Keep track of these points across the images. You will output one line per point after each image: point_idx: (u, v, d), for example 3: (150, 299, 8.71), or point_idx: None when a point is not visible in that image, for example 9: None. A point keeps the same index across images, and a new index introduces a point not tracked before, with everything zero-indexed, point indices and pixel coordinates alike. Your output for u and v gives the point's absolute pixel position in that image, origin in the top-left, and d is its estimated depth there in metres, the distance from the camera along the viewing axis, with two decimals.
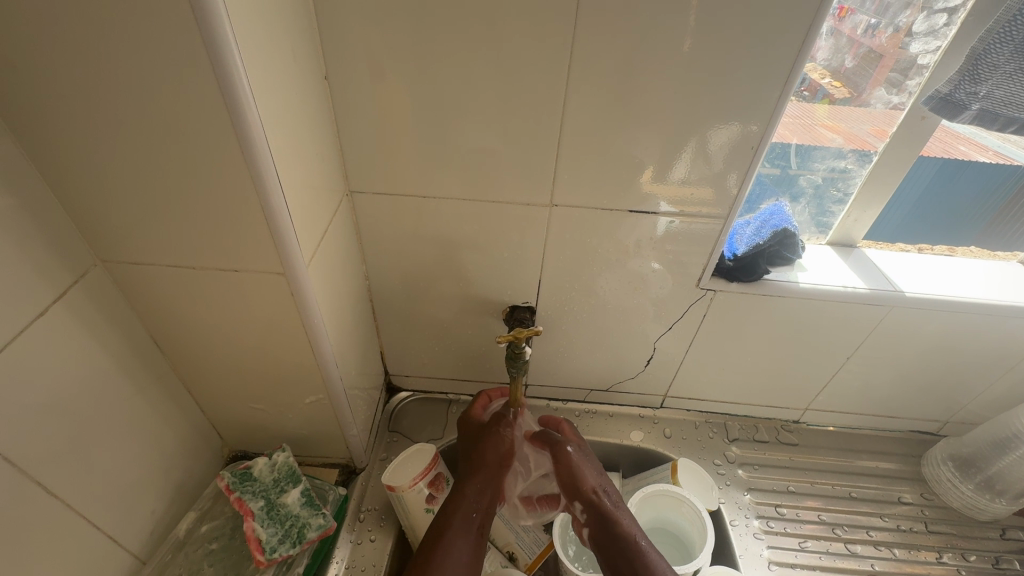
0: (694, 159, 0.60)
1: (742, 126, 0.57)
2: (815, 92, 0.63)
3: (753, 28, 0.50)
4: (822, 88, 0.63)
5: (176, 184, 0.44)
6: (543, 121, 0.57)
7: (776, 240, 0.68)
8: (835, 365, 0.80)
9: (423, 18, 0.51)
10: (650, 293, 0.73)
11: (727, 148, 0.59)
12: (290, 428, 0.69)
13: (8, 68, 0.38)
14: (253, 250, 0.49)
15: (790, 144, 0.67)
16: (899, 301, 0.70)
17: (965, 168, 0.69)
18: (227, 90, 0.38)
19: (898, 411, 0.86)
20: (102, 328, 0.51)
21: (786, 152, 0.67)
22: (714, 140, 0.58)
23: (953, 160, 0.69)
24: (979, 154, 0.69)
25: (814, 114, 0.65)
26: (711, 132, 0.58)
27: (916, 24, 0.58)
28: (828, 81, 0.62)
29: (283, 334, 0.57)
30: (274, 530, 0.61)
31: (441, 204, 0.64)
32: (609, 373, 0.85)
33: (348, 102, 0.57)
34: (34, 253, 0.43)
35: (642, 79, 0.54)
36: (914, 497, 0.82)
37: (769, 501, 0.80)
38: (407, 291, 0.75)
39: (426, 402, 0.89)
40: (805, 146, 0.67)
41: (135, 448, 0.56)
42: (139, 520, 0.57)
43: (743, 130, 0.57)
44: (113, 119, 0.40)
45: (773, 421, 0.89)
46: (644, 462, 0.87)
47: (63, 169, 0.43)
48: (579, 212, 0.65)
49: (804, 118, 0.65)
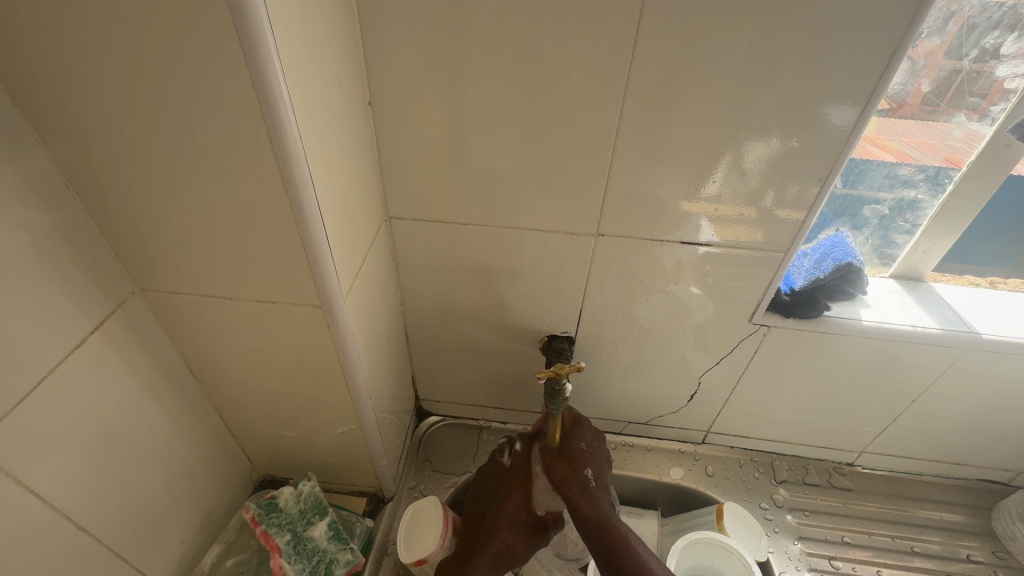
0: (728, 173, 0.55)
1: (782, 141, 0.52)
2: None
3: (826, 54, 0.47)
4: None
5: (217, 216, 0.43)
6: (594, 147, 0.54)
7: (838, 274, 0.64)
8: (897, 407, 0.74)
9: (471, 44, 0.49)
10: (691, 319, 0.69)
11: (764, 163, 0.54)
12: (320, 456, 0.68)
13: (54, 101, 0.37)
14: (292, 282, 0.47)
15: None
16: (974, 344, 0.64)
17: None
18: (272, 123, 0.37)
19: (965, 458, 0.79)
20: (137, 357, 0.50)
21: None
22: (748, 157, 0.54)
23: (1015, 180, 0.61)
24: None
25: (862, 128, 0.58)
26: (745, 147, 0.53)
27: (1004, 46, 0.53)
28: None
29: (318, 365, 0.55)
30: (302, 566, 0.58)
31: (481, 231, 0.62)
32: (649, 406, 0.81)
33: (391, 126, 0.55)
34: (73, 284, 0.42)
35: (700, 106, 0.51)
36: (984, 556, 0.75)
37: (822, 552, 0.75)
38: (442, 317, 0.72)
39: (456, 428, 0.86)
40: (855, 164, 0.60)
41: (165, 478, 0.54)
42: (167, 550, 0.56)
43: (783, 146, 0.52)
44: (156, 151, 0.39)
45: (825, 463, 0.84)
46: (684, 501, 0.83)
47: (106, 200, 0.42)
48: (626, 241, 0.62)
49: None
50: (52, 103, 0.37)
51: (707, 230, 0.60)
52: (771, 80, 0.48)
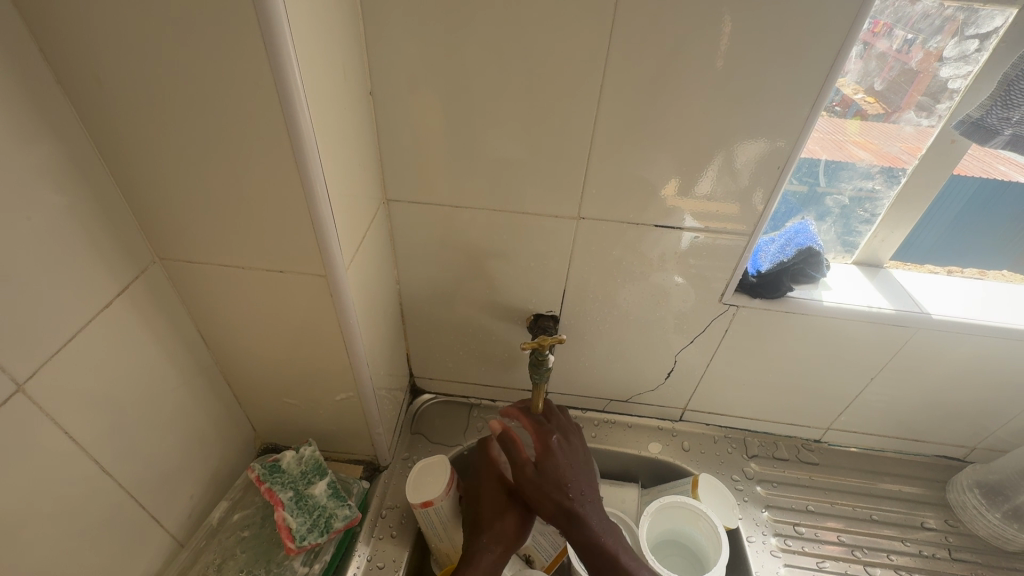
0: (720, 172, 0.61)
1: (769, 142, 0.58)
2: (848, 108, 0.63)
3: (782, 53, 0.52)
4: (855, 104, 0.63)
5: (233, 191, 0.47)
6: (575, 135, 0.60)
7: (801, 257, 0.68)
8: (859, 385, 0.79)
9: (463, 40, 0.54)
10: (673, 309, 0.75)
11: (756, 160, 0.60)
12: (319, 424, 0.72)
13: (93, 84, 0.42)
14: (298, 252, 0.52)
15: (818, 161, 0.67)
16: (925, 323, 0.70)
17: (1005, 188, 0.68)
18: (286, 106, 0.42)
19: (923, 435, 0.85)
20: (156, 321, 0.54)
21: (816, 168, 0.68)
22: (737, 156, 0.59)
23: (991, 181, 0.67)
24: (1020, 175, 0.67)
25: (846, 130, 0.64)
26: (738, 148, 0.59)
27: (947, 49, 0.58)
28: (861, 96, 0.62)
29: (320, 333, 0.60)
30: (303, 519, 0.62)
31: (472, 214, 0.67)
32: (629, 384, 0.86)
33: (390, 114, 0.60)
34: (102, 250, 0.47)
35: (671, 99, 0.56)
36: (937, 523, 0.81)
37: (788, 519, 0.80)
38: (435, 296, 0.77)
39: (447, 405, 0.91)
40: (836, 163, 0.67)
41: (178, 435, 0.59)
42: (179, 503, 0.60)
43: (771, 146, 0.58)
44: (180, 130, 0.44)
45: (794, 439, 0.89)
46: (662, 474, 0.88)
47: (133, 174, 0.47)
48: (606, 225, 0.67)
49: (835, 134, 0.65)
50: (89, 84, 0.42)
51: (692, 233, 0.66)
52: (734, 76, 0.54)
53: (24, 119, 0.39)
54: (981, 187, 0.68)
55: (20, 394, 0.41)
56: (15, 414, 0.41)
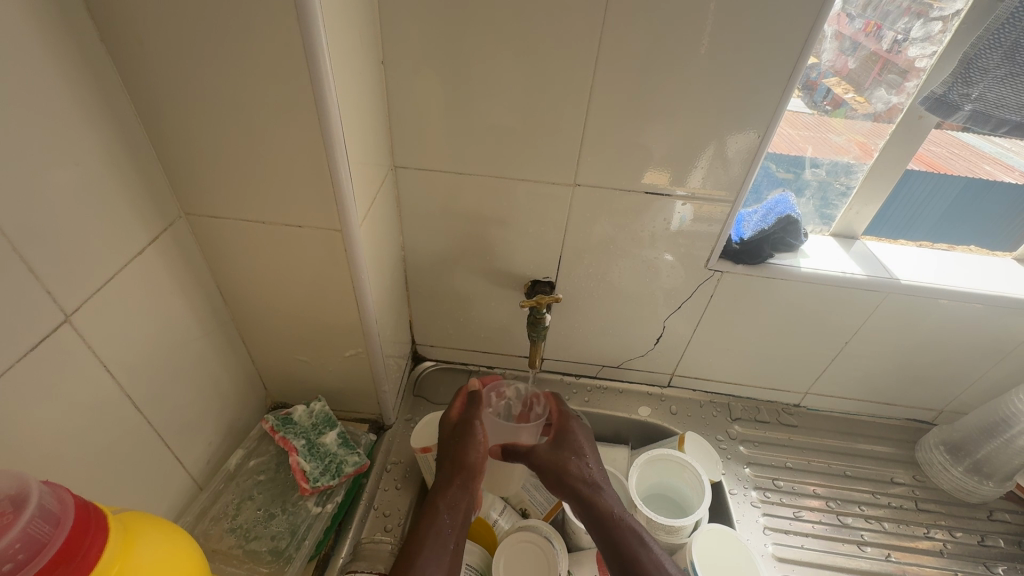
0: (711, 160, 0.67)
1: (742, 136, 0.64)
2: (837, 106, 0.70)
3: (765, 28, 0.56)
4: (845, 103, 0.70)
5: (258, 147, 0.51)
6: (573, 104, 0.64)
7: (780, 225, 0.74)
8: (834, 350, 0.85)
9: (470, 11, 0.58)
10: (663, 285, 0.80)
11: (743, 156, 0.66)
12: (329, 382, 0.77)
13: (134, 42, 0.45)
14: (315, 207, 0.56)
15: (805, 154, 0.74)
16: (894, 287, 0.75)
17: (990, 187, 0.76)
18: (312, 64, 0.46)
19: (895, 398, 0.91)
20: (181, 272, 0.58)
21: (800, 162, 0.75)
22: (729, 148, 0.65)
23: (978, 180, 0.76)
24: (1004, 175, 0.76)
25: (830, 127, 0.72)
26: (729, 139, 0.65)
27: (913, 30, 0.64)
28: (851, 95, 0.69)
29: (333, 290, 0.64)
30: (316, 464, 0.69)
31: (475, 181, 0.71)
32: (621, 351, 0.91)
33: (399, 83, 0.64)
34: (136, 200, 0.51)
35: (663, 70, 0.60)
36: (906, 479, 0.87)
37: (767, 474, 0.86)
38: (437, 263, 0.82)
39: (447, 372, 0.95)
40: (824, 158, 0.74)
41: (200, 382, 0.63)
42: (199, 446, 0.64)
43: (743, 143, 0.65)
44: (212, 87, 0.48)
45: (775, 404, 0.95)
46: (651, 436, 0.93)
47: (166, 129, 0.51)
48: (600, 192, 0.71)
49: (820, 130, 0.72)
50: (131, 43, 0.45)
51: (684, 207, 0.71)
52: (721, 48, 0.58)
53: (72, 71, 0.43)
54: (964, 184, 0.76)
55: (67, 325, 0.45)
56: (62, 343, 0.45)
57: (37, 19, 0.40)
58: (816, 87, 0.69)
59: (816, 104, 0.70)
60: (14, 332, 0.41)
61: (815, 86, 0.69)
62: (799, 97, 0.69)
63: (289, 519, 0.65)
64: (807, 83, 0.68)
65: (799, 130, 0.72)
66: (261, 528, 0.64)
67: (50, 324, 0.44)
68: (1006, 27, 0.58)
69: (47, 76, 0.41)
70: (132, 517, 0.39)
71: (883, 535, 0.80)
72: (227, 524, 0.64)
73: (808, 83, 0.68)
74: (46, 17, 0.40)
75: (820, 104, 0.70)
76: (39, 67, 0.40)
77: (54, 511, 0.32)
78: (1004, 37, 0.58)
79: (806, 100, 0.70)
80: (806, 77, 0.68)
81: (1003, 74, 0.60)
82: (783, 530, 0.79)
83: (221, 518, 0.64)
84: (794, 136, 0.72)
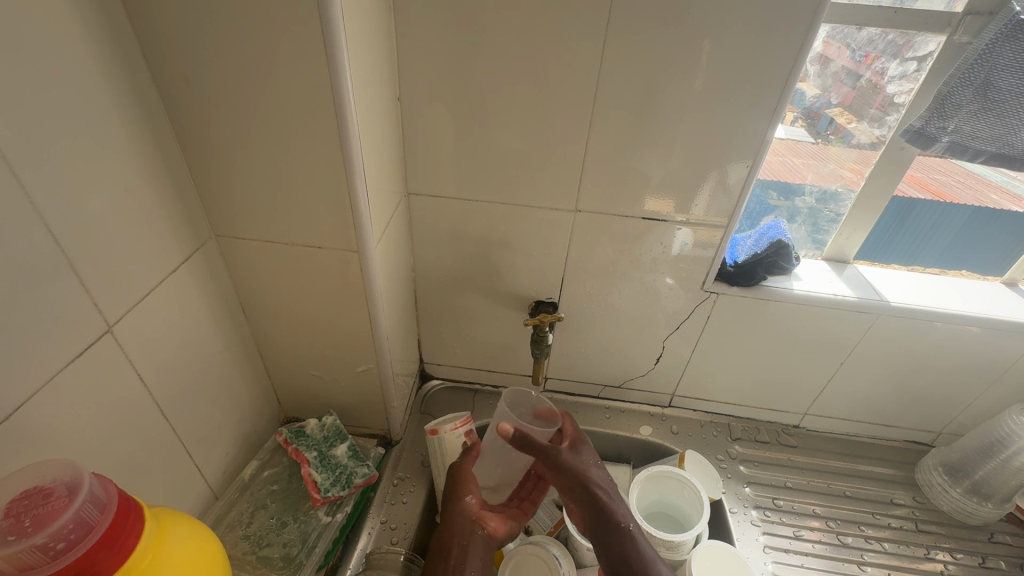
0: (707, 188, 0.71)
1: (736, 163, 0.69)
2: (839, 135, 0.74)
3: (750, 66, 0.61)
4: (848, 133, 0.74)
5: (284, 176, 0.57)
6: (575, 135, 0.68)
7: (772, 249, 0.78)
8: (829, 371, 0.87)
9: (480, 51, 0.63)
10: (664, 308, 0.83)
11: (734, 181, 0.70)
12: (339, 397, 0.80)
13: (183, 82, 0.51)
14: (334, 230, 0.60)
15: (805, 182, 0.79)
16: (884, 309, 0.78)
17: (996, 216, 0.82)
18: (338, 102, 0.51)
19: (894, 421, 0.93)
20: (208, 287, 0.63)
21: (795, 189, 0.80)
22: (727, 174, 0.70)
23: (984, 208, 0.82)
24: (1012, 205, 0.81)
25: (830, 153, 0.76)
26: (726, 167, 0.69)
27: (891, 69, 0.68)
28: (853, 125, 0.73)
29: (347, 309, 0.68)
30: (327, 475, 0.72)
31: (482, 207, 0.76)
32: (622, 370, 0.93)
33: (413, 117, 0.69)
34: (173, 221, 0.56)
35: (658, 106, 0.65)
36: (906, 500, 0.88)
37: (768, 493, 0.87)
38: (444, 282, 0.85)
39: (454, 391, 0.99)
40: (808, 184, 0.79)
41: (221, 393, 0.67)
42: (217, 454, 0.68)
43: (740, 165, 0.69)
44: (247, 122, 0.53)
45: (775, 425, 0.97)
46: (652, 456, 0.94)
47: (202, 160, 0.56)
48: (600, 217, 0.75)
49: (819, 156, 0.77)
50: (180, 84, 0.51)
51: (683, 233, 0.75)
52: (714, 84, 0.63)
53: (125, 105, 0.49)
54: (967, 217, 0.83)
55: (109, 335, 0.50)
56: (103, 349, 0.49)
57: (99, 63, 0.45)
58: (820, 116, 0.74)
59: (818, 133, 0.75)
60: (64, 340, 0.45)
61: (817, 116, 0.74)
62: (802, 126, 0.75)
63: (300, 527, 0.68)
64: (808, 113, 0.74)
65: (801, 158, 0.77)
66: (274, 535, 0.67)
67: (95, 333, 0.48)
68: (974, 67, 0.62)
69: (105, 111, 0.47)
70: (163, 511, 0.42)
71: (884, 555, 0.81)
72: (241, 531, 0.67)
73: (811, 113, 0.74)
74: (108, 61, 0.46)
75: (825, 134, 0.75)
76: (98, 104, 0.46)
77: (102, 497, 0.35)
78: (973, 75, 0.62)
79: (809, 129, 0.75)
80: (807, 107, 0.73)
81: (975, 109, 0.64)
82: (784, 549, 0.80)
83: (235, 526, 0.67)
84: (797, 164, 0.77)
